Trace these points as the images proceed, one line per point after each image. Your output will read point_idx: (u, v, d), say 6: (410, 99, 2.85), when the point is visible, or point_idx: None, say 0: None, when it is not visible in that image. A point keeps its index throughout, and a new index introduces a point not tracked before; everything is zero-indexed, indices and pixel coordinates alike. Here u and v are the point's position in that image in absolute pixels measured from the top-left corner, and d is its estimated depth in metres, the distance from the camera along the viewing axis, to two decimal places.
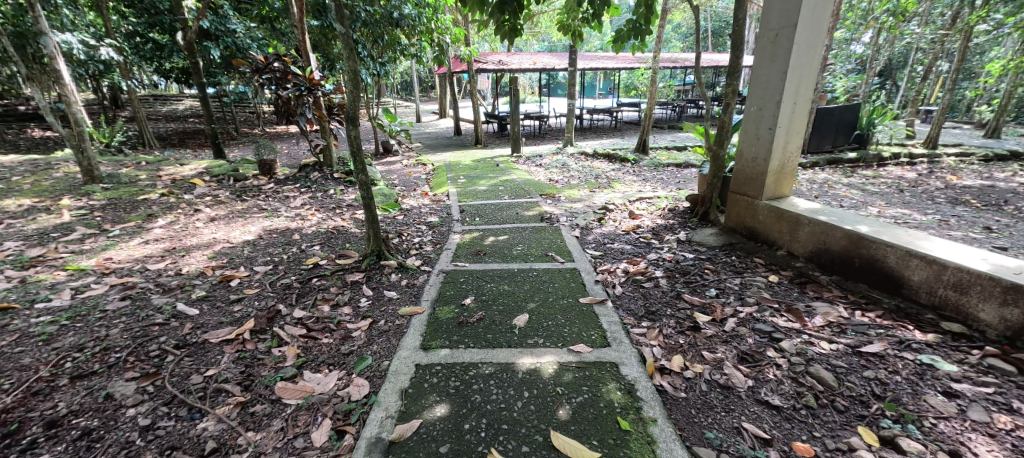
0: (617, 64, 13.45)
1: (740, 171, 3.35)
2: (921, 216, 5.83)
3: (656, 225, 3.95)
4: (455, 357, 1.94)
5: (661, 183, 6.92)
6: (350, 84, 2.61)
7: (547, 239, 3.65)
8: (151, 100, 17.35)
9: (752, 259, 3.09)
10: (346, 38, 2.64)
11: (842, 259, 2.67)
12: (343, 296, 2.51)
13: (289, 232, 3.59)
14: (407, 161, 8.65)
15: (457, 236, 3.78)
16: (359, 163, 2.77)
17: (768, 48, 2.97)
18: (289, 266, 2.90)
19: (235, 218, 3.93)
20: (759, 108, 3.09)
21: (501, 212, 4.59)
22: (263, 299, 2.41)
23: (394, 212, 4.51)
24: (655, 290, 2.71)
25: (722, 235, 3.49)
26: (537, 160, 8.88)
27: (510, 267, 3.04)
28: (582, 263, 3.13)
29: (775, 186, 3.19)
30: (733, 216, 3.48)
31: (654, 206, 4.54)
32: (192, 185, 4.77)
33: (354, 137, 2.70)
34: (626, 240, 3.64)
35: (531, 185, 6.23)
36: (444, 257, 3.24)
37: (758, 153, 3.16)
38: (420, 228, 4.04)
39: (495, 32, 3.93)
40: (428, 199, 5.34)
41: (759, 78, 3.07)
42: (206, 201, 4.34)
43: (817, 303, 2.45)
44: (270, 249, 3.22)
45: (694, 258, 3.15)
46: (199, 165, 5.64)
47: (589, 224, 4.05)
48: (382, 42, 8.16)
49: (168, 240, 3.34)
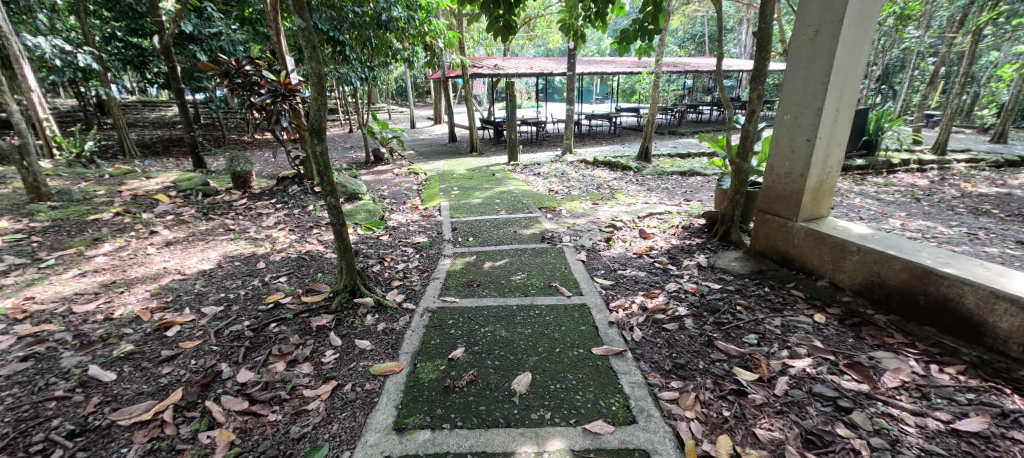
0: (616, 68, 13.09)
1: (770, 188, 2.93)
2: (947, 228, 5.43)
3: (671, 246, 3.51)
4: (437, 444, 1.49)
5: (667, 194, 6.51)
6: (315, 90, 2.15)
7: (550, 265, 3.21)
8: (139, 106, 16.90)
9: (789, 291, 2.66)
10: (307, 34, 2.11)
11: (901, 295, 2.25)
12: (304, 349, 2.05)
13: (254, 260, 3.13)
14: (398, 170, 8.24)
15: (447, 261, 3.32)
16: (328, 184, 2.33)
17: (805, 48, 2.56)
18: (245, 306, 2.43)
19: (196, 242, 3.46)
20: (795, 116, 2.68)
21: (498, 231, 4.15)
22: (201, 357, 1.94)
23: (378, 231, 4.06)
24: (681, 335, 2.26)
25: (750, 261, 3.06)
26: (534, 168, 8.47)
27: (508, 303, 2.59)
28: (592, 296, 2.69)
29: (812, 205, 2.77)
30: (761, 237, 3.06)
31: (667, 223, 4.10)
32: (155, 202, 4.30)
33: (320, 153, 2.24)
34: (639, 266, 3.20)
35: (530, 197, 5.80)
36: (432, 289, 2.78)
37: (794, 167, 2.74)
38: (406, 251, 3.58)
39: (487, 27, 3.45)
40: (417, 214, 4.89)
41: (794, 82, 2.66)
42: (167, 221, 3.88)
43: (882, 355, 2.01)
44: (228, 282, 2.75)
45: (721, 290, 2.71)
46: (167, 179, 5.17)
47: (596, 246, 3.62)
48: (371, 44, 7.73)
49: (109, 272, 2.86)
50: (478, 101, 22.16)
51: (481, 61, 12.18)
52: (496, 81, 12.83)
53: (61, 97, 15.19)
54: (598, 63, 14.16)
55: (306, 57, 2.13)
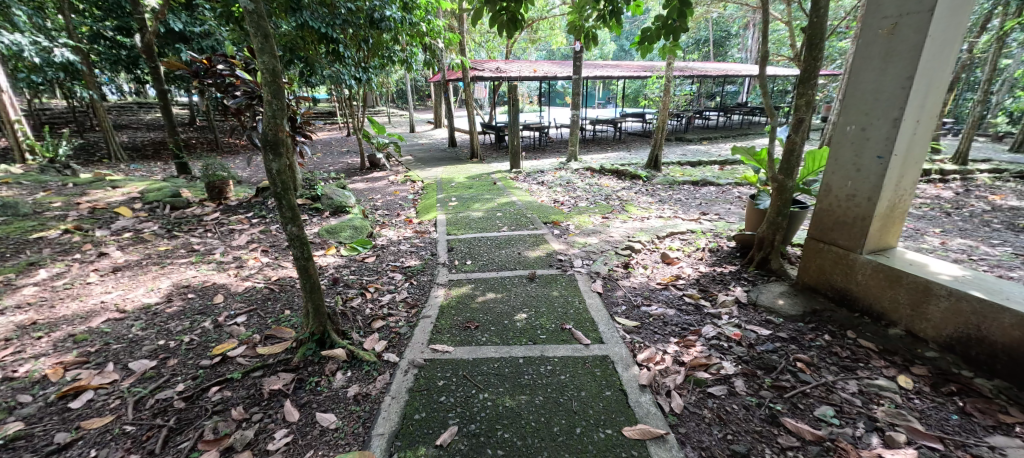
0: (623, 72, 12.64)
1: (825, 211, 2.47)
2: (991, 247, 4.94)
3: (702, 276, 3.02)
4: None
5: (681, 206, 6.04)
6: (269, 92, 1.67)
7: (561, 300, 2.72)
8: (134, 107, 16.47)
9: (856, 341, 2.18)
10: (257, 17, 1.60)
11: (1011, 355, 1.78)
12: (246, 430, 1.56)
13: (212, 291, 2.65)
14: (393, 177, 7.80)
15: (441, 293, 2.82)
16: (288, 209, 1.83)
17: (878, 45, 2.11)
18: (185, 359, 1.95)
19: (150, 266, 2.97)
20: (861, 127, 2.22)
21: (499, 252, 3.66)
22: (106, 445, 1.45)
23: (365, 252, 3.60)
24: (734, 404, 1.78)
25: (799, 298, 2.57)
26: (538, 176, 8.03)
27: (514, 354, 2.10)
28: (615, 344, 2.21)
29: (880, 233, 2.30)
30: (810, 270, 2.59)
31: (691, 244, 3.61)
32: (114, 216, 3.82)
33: (279, 170, 1.75)
34: (666, 302, 2.71)
35: (535, 210, 5.32)
36: (421, 334, 2.29)
37: (859, 188, 2.28)
38: (393, 278, 3.09)
39: (489, 24, 2.98)
40: (410, 229, 4.43)
41: (862, 86, 2.20)
42: (123, 239, 3.40)
43: (1006, 444, 1.53)
44: (171, 324, 2.26)
45: (772, 338, 2.22)
46: (135, 189, 4.70)
47: (613, 273, 3.14)
48: (367, 45, 7.31)
49: (32, 308, 2.36)
50: (479, 104, 21.81)
51: (482, 64, 11.75)
52: (498, 84, 12.37)
53: (52, 97, 14.80)
54: (605, 67, 13.69)
55: (254, 47, 1.63)
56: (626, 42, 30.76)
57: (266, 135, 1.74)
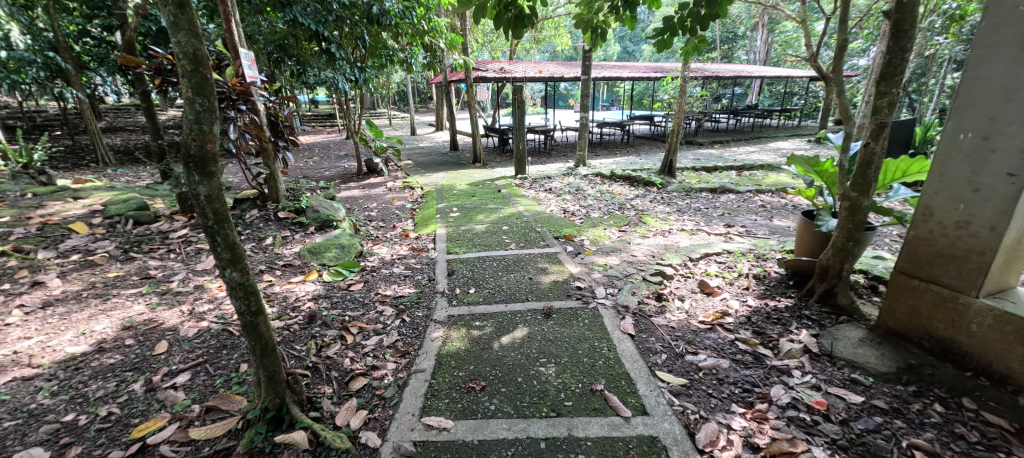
0: (631, 73, 12.09)
1: (923, 239, 1.97)
2: None
3: (753, 313, 2.50)
4: None
5: (703, 217, 5.52)
6: (190, 86, 1.17)
7: (586, 346, 2.20)
8: (130, 109, 16.07)
9: (978, 416, 1.66)
10: None
11: None
12: None
13: (157, 336, 2.14)
14: (391, 183, 7.33)
15: (439, 336, 2.30)
16: (225, 248, 1.32)
17: (1015, 29, 1.60)
18: (90, 449, 1.44)
19: (90, 300, 2.47)
20: (984, 134, 1.71)
21: (508, 277, 3.15)
22: None
23: (352, 275, 3.10)
24: None
25: (885, 349, 2.05)
26: (544, 182, 7.55)
27: (532, 434, 1.59)
28: (664, 418, 1.69)
29: (1002, 271, 1.79)
30: (899, 313, 2.09)
31: (733, 269, 3.09)
32: (66, 234, 3.32)
33: (207, 196, 1.25)
34: (716, 349, 2.19)
35: (544, 223, 4.79)
36: (412, 400, 1.78)
37: (977, 214, 1.76)
38: (382, 313, 2.57)
39: (492, 24, 2.49)
40: (406, 247, 3.93)
41: (989, 80, 1.69)
42: (68, 262, 2.91)
43: None
44: (91, 387, 1.75)
45: (868, 410, 1.71)
46: (100, 200, 4.21)
47: (645, 308, 2.62)
48: (363, 43, 6.84)
49: None
50: (481, 107, 21.35)
51: (485, 65, 11.22)
52: (502, 86, 11.88)
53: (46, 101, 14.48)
54: (613, 68, 13.18)
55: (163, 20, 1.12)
56: (632, 44, 30.42)
57: (185, 148, 1.21)
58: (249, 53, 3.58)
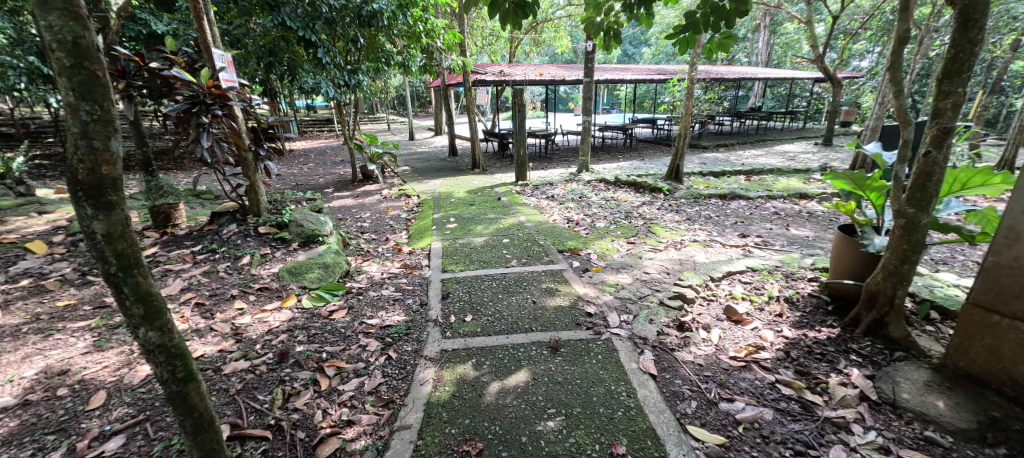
0: (635, 76, 11.82)
1: (1005, 267, 1.64)
2: None
3: (792, 347, 2.18)
4: None
5: (715, 227, 5.20)
6: (71, 87, 0.86)
7: (601, 391, 1.88)
8: None
9: None
10: None
11: None
12: None
13: (95, 385, 1.81)
14: (387, 191, 7.04)
15: (429, 378, 1.98)
16: (136, 302, 1.00)
17: None
18: None
19: (27, 336, 2.14)
20: None
21: (508, 301, 2.81)
22: None
23: (335, 301, 2.77)
24: None
25: (961, 396, 1.71)
26: (546, 189, 7.25)
27: None
28: None
29: None
30: (973, 353, 1.76)
31: (761, 291, 2.76)
32: (18, 255, 2.99)
33: (105, 234, 0.93)
34: (754, 394, 1.86)
35: (547, 234, 4.47)
36: None
37: None
38: (365, 348, 2.24)
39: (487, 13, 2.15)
40: (398, 263, 3.61)
41: None
42: (13, 289, 2.58)
43: None
44: None
45: None
46: (66, 215, 3.88)
47: (667, 340, 2.29)
48: (356, 45, 6.54)
49: None
50: (480, 111, 21.09)
51: (484, 67, 10.96)
52: (502, 88, 11.63)
53: (38, 109, 14.13)
54: (614, 70, 12.92)
55: None
56: (632, 46, 30.22)
57: (71, 171, 0.89)
58: (225, 54, 3.30)
